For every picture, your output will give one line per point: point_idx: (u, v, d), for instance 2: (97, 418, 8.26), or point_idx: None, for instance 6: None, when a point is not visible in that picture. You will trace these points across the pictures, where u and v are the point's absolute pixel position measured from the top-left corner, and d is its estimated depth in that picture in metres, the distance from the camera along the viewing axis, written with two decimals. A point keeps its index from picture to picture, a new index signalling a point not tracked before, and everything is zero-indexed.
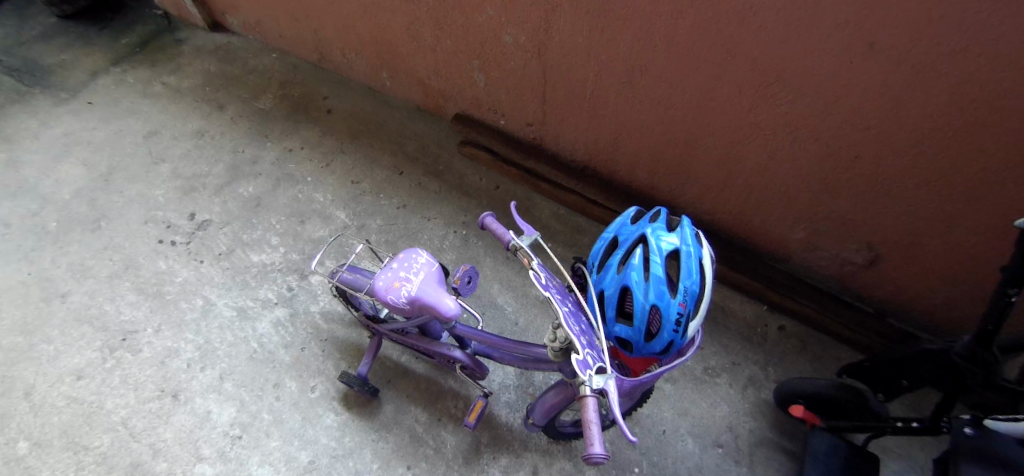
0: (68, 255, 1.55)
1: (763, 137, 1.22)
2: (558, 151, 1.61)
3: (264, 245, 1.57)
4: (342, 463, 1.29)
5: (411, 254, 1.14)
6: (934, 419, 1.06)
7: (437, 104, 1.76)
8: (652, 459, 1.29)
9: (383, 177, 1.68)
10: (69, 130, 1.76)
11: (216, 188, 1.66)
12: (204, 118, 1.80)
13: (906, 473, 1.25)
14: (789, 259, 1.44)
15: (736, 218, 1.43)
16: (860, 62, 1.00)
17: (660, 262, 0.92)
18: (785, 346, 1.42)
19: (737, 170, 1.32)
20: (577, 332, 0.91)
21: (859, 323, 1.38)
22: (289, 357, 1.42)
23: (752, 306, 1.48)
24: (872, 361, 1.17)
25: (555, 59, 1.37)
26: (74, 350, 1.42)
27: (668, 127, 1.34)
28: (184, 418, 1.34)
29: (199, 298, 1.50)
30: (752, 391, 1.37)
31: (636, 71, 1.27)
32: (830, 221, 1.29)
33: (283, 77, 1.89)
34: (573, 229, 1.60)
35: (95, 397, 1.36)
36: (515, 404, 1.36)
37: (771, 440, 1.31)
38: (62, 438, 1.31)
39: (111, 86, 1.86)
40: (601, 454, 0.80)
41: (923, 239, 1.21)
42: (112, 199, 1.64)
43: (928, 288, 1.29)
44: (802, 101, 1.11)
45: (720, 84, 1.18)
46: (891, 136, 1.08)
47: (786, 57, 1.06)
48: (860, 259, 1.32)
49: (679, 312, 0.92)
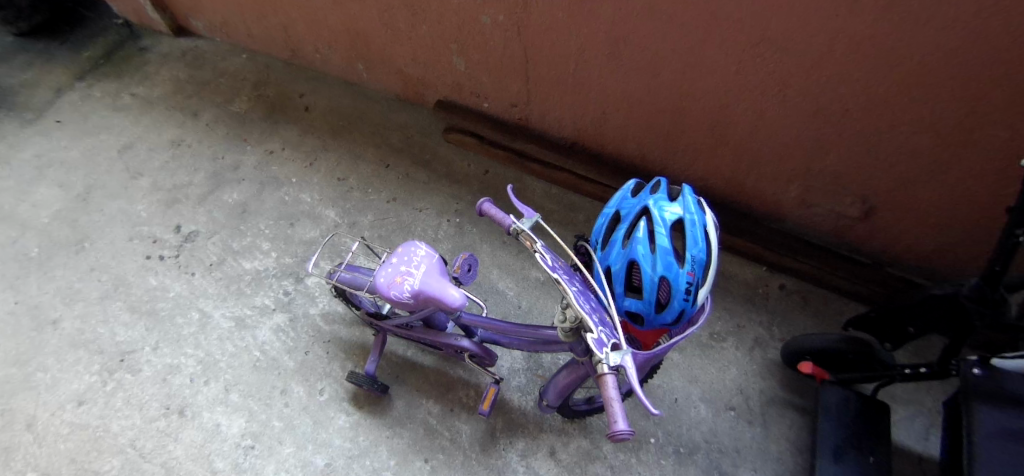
0: (55, 280, 1.51)
1: (752, 97, 1.21)
2: (546, 129, 1.58)
3: (255, 252, 1.54)
4: (359, 463, 1.29)
5: (410, 247, 1.12)
6: (942, 364, 1.07)
7: (416, 93, 1.72)
8: (668, 428, 1.30)
9: (370, 171, 1.65)
10: (41, 151, 1.70)
11: (199, 198, 1.62)
12: (179, 127, 1.75)
13: (915, 417, 1.27)
14: (785, 218, 1.44)
15: (729, 181, 1.43)
16: (847, 14, 0.99)
17: (665, 232, 0.92)
18: (788, 305, 1.43)
19: (728, 133, 1.32)
20: (588, 310, 0.89)
21: (859, 274, 1.39)
22: (294, 362, 1.40)
23: (752, 268, 1.48)
24: (878, 310, 1.16)
25: (536, 36, 1.34)
26: (73, 376, 1.39)
27: (657, 95, 1.32)
28: (193, 434, 1.32)
29: (194, 311, 1.47)
30: (759, 352, 1.38)
31: (620, 41, 1.25)
32: (824, 176, 1.30)
33: (256, 77, 1.84)
34: (567, 207, 1.58)
35: (100, 421, 1.34)
36: (526, 388, 1.36)
37: (782, 399, 1.33)
38: (71, 465, 1.29)
39: (79, 102, 1.80)
40: (626, 430, 0.79)
41: (917, 186, 1.21)
42: (94, 219, 1.59)
43: (924, 233, 1.30)
44: (790, 57, 1.11)
45: (707, 48, 1.17)
46: (885, 84, 1.07)
47: (772, 14, 1.05)
48: (855, 212, 1.33)
49: (688, 281, 0.92)
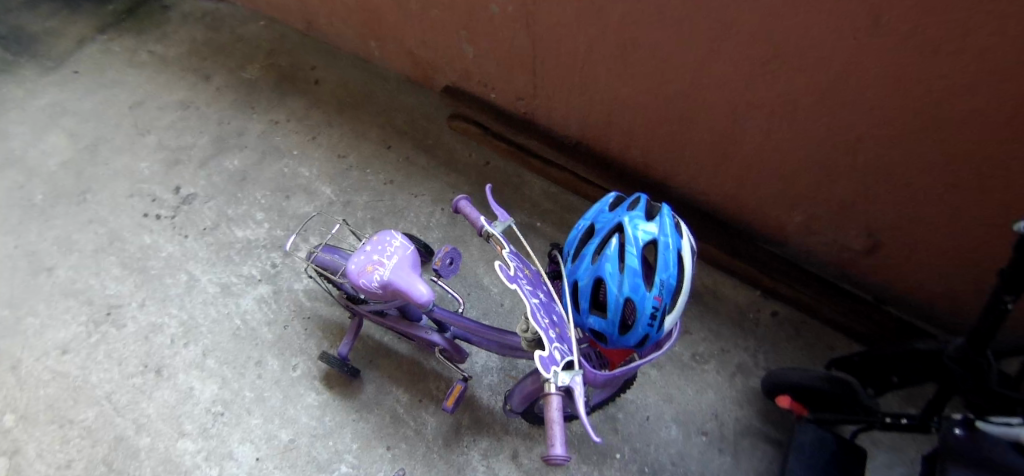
0: (54, 229, 1.54)
1: (759, 115, 1.15)
2: (550, 126, 1.54)
3: (248, 221, 1.55)
4: (323, 442, 1.29)
5: (385, 236, 1.11)
6: (924, 418, 1.02)
7: (426, 76, 1.69)
8: (635, 445, 1.27)
9: (370, 151, 1.64)
10: (56, 100, 1.73)
11: (201, 161, 1.63)
12: (190, 88, 1.75)
13: (895, 465, 1.22)
14: (786, 244, 1.38)
15: (731, 199, 1.37)
16: (863, 38, 0.93)
17: (636, 253, 0.88)
18: (778, 334, 1.38)
19: (733, 149, 1.26)
20: (545, 325, 0.86)
21: (856, 310, 1.32)
22: (272, 335, 1.41)
23: (745, 292, 1.43)
24: (863, 354, 1.13)
25: (544, 30, 1.30)
26: (60, 324, 1.42)
27: (663, 103, 1.27)
28: (167, 394, 1.35)
29: (183, 273, 1.49)
30: (740, 379, 1.33)
31: (628, 44, 1.20)
32: (829, 205, 1.23)
33: (270, 46, 1.83)
34: (564, 208, 1.55)
35: (80, 372, 1.37)
36: (497, 387, 1.34)
37: (758, 429, 1.28)
38: (48, 411, 1.32)
39: (98, 55, 1.82)
40: (562, 455, 0.77)
41: (927, 226, 1.14)
42: (98, 172, 1.62)
43: (931, 275, 1.22)
44: (801, 78, 1.04)
45: (716, 59, 1.11)
46: (897, 117, 1.00)
47: (784, 31, 0.99)
48: (859, 245, 1.27)
49: (654, 306, 0.88)
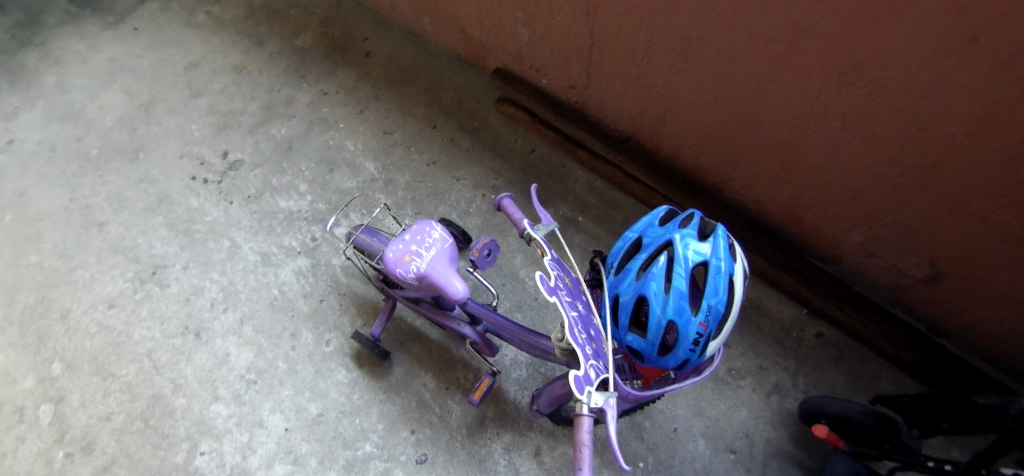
0: (108, 185, 1.58)
1: (828, 128, 1.08)
2: (602, 118, 1.49)
3: (292, 192, 1.55)
4: (349, 420, 1.31)
5: (425, 226, 1.10)
6: (970, 468, 0.97)
7: (477, 56, 1.65)
8: (659, 456, 1.25)
9: (416, 130, 1.62)
10: (115, 56, 1.76)
11: (250, 128, 1.64)
12: (243, 53, 1.76)
13: None
14: (840, 263, 1.31)
15: (787, 212, 1.31)
16: (958, 58, 0.85)
17: (684, 274, 0.84)
18: (820, 355, 1.33)
19: (794, 160, 1.19)
20: (582, 341, 0.83)
21: (905, 340, 1.27)
22: (308, 307, 1.43)
23: (790, 308, 1.38)
24: (913, 396, 1.09)
25: (605, 19, 1.24)
26: (108, 278, 1.47)
27: (724, 106, 1.21)
28: (204, 357, 1.38)
29: (226, 239, 1.51)
30: (776, 399, 1.29)
31: (694, 42, 1.13)
32: (892, 229, 1.16)
33: (324, 13, 1.81)
34: (607, 205, 1.51)
35: (125, 327, 1.41)
36: (525, 382, 1.33)
37: (788, 453, 1.25)
38: (93, 363, 1.38)
39: (157, 13, 1.83)
40: None
41: (998, 262, 1.07)
42: (151, 131, 1.65)
43: (995, 313, 1.15)
44: (881, 93, 0.97)
45: (788, 65, 1.04)
46: (982, 146, 0.93)
47: (868, 43, 0.92)
48: (920, 274, 1.19)
49: (698, 332, 0.84)
